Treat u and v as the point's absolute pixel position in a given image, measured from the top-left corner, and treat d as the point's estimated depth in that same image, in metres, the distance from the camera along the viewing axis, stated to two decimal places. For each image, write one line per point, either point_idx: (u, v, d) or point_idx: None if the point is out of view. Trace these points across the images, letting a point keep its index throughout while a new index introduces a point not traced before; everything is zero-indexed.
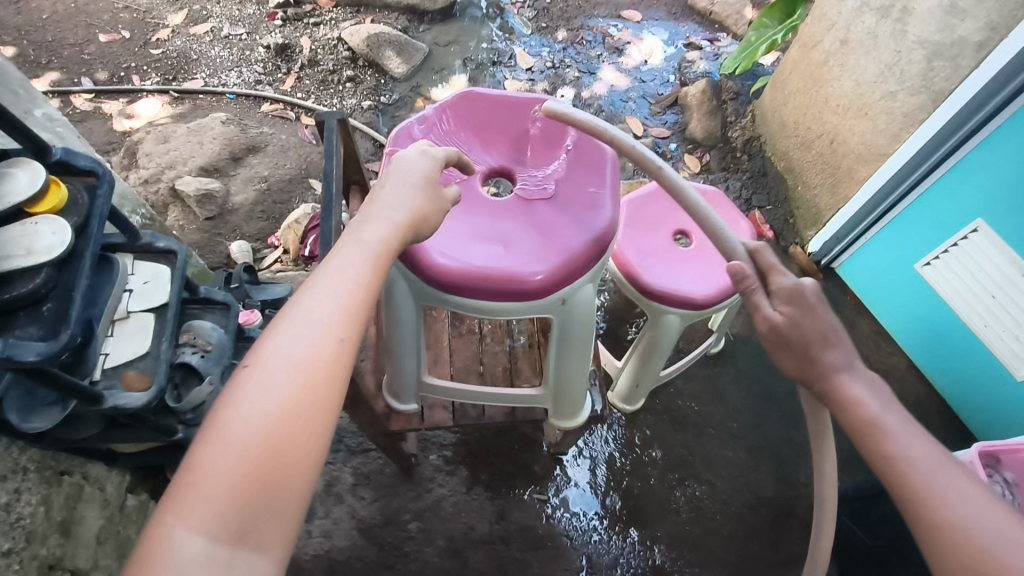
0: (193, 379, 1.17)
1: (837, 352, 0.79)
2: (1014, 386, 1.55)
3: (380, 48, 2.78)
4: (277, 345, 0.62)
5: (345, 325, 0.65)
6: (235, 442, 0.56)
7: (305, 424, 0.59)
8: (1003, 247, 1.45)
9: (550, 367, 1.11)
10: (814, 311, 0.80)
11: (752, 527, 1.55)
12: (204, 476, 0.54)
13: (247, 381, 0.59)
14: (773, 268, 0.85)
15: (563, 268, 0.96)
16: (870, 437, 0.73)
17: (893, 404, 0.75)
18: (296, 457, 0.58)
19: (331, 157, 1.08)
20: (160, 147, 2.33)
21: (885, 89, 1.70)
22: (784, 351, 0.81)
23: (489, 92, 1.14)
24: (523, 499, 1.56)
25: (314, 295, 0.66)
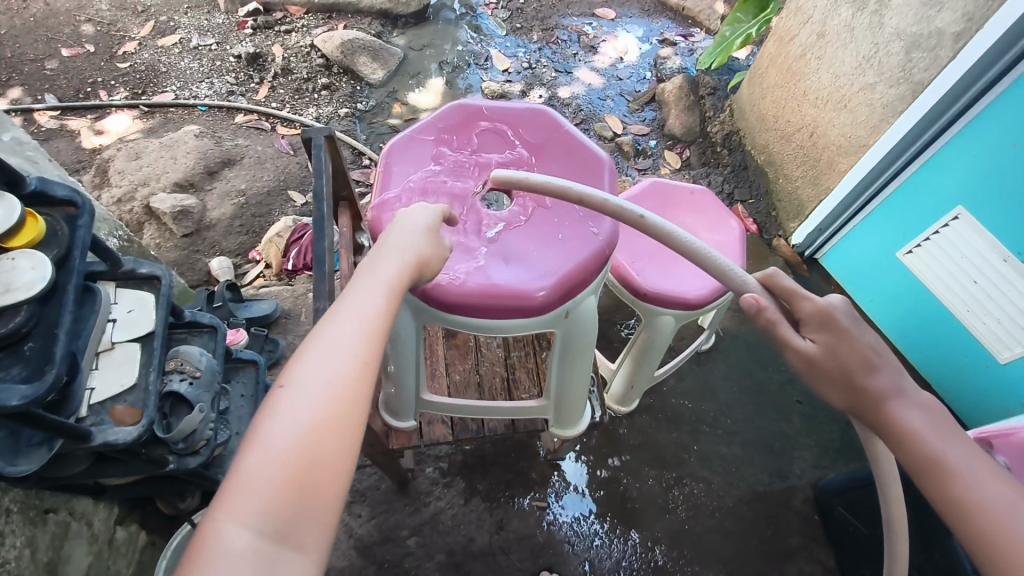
0: (183, 407, 1.16)
1: (884, 377, 0.77)
2: (997, 369, 1.57)
3: (355, 54, 2.75)
4: (310, 357, 0.62)
5: (374, 336, 0.66)
6: (274, 445, 0.56)
7: (338, 435, 0.59)
8: (984, 233, 1.47)
9: (553, 378, 1.11)
10: (848, 331, 0.78)
11: (749, 521, 1.56)
12: (246, 478, 0.55)
13: (285, 387, 0.60)
14: (794, 290, 0.82)
15: (566, 281, 0.94)
16: (935, 479, 0.70)
17: (952, 436, 0.73)
18: (332, 466, 0.58)
19: (318, 175, 1.06)
20: (132, 164, 2.28)
21: (863, 81, 1.72)
22: (825, 381, 0.78)
23: (485, 105, 1.15)
24: (522, 508, 1.55)
25: (341, 313, 0.67)
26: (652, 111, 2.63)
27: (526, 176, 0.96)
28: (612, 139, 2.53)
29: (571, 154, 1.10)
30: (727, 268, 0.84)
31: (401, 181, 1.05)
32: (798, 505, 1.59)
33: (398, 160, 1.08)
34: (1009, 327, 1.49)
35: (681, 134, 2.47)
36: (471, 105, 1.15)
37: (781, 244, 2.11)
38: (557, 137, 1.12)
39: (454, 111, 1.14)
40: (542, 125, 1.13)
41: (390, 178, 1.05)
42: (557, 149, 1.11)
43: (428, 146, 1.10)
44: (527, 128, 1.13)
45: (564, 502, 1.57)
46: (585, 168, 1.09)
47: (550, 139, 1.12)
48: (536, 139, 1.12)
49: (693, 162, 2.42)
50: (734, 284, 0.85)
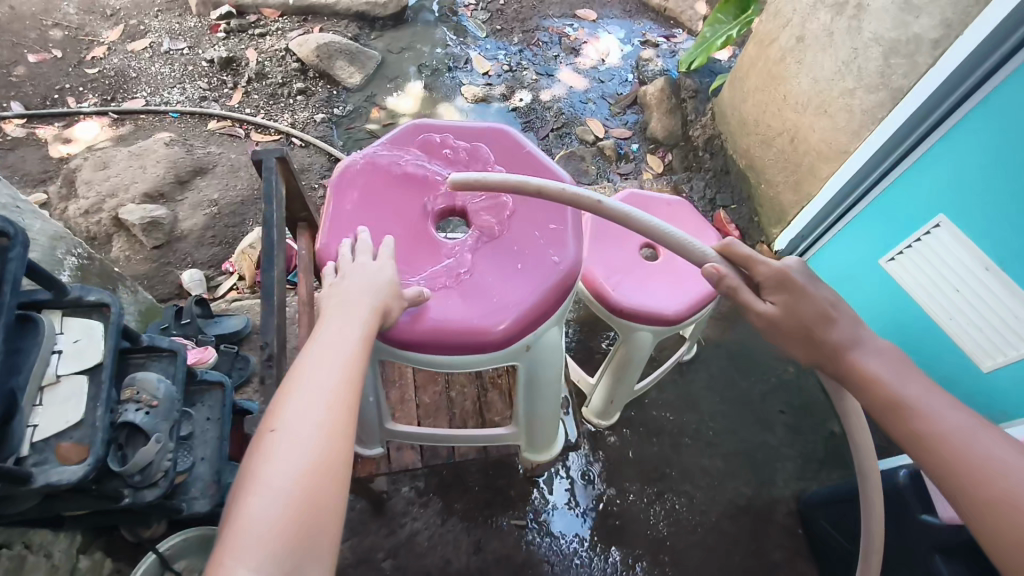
0: (140, 438, 1.11)
1: (844, 331, 0.88)
2: (977, 380, 1.50)
3: (331, 58, 2.69)
4: (294, 408, 0.70)
5: (347, 385, 0.74)
6: (274, 493, 0.64)
7: (328, 477, 0.67)
8: (965, 241, 1.44)
9: (522, 406, 1.09)
10: (805, 290, 0.90)
11: (732, 536, 1.54)
12: (250, 526, 0.62)
13: (275, 444, 0.68)
14: (751, 257, 0.94)
15: (525, 316, 0.93)
16: (896, 414, 0.81)
17: (908, 375, 0.84)
18: (327, 506, 0.66)
19: (270, 202, 1.02)
20: (100, 174, 2.22)
21: (843, 87, 1.70)
22: (791, 338, 0.90)
23: (442, 125, 1.13)
24: (500, 527, 1.51)
25: (320, 364, 0.75)
26: (634, 115, 2.60)
27: (481, 176, 0.98)
28: (594, 143, 2.50)
29: (532, 175, 1.09)
30: (689, 242, 0.94)
31: (356, 207, 1.03)
32: (781, 518, 1.57)
33: (350, 182, 1.06)
34: (991, 336, 1.43)
35: (663, 138, 2.45)
36: (428, 125, 1.14)
37: (764, 250, 2.09)
38: (517, 157, 1.11)
39: (413, 132, 1.13)
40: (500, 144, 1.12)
41: (345, 204, 1.03)
42: (519, 170, 1.09)
43: (387, 168, 1.08)
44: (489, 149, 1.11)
45: (555, 520, 1.54)
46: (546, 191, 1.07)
47: (512, 160, 1.10)
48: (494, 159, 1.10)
49: (675, 166, 2.40)
50: (695, 257, 0.95)
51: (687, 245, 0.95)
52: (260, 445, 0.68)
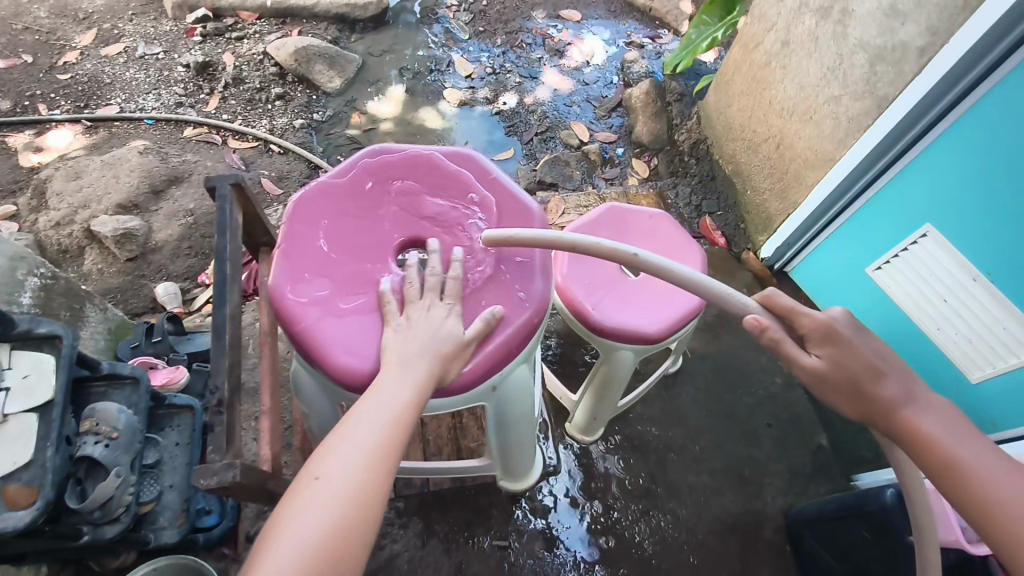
0: (100, 471, 1.06)
1: (894, 386, 0.84)
2: (968, 388, 1.49)
3: (310, 62, 2.63)
4: (339, 460, 0.77)
5: (388, 448, 0.80)
6: (303, 538, 0.71)
7: (354, 534, 0.73)
8: (952, 251, 1.42)
9: (494, 435, 1.11)
10: (852, 342, 0.85)
11: (718, 554, 1.51)
12: (277, 564, 0.69)
13: (315, 491, 0.74)
14: (795, 308, 0.89)
15: (488, 359, 0.93)
16: (952, 477, 0.80)
17: (967, 437, 0.82)
18: (346, 559, 0.71)
19: (222, 233, 1.02)
20: (72, 184, 2.16)
21: (829, 93, 1.66)
22: (836, 391, 0.86)
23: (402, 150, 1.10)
24: (482, 548, 1.48)
25: (368, 419, 0.81)
26: (619, 118, 2.57)
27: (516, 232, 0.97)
28: (579, 147, 2.46)
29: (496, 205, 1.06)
30: (728, 294, 0.90)
31: (312, 241, 1.00)
32: (769, 535, 1.55)
33: (304, 214, 1.02)
34: (981, 347, 1.41)
35: (648, 142, 2.41)
36: (389, 150, 1.10)
37: (751, 257, 2.06)
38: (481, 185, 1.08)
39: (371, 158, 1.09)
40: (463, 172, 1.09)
41: (299, 239, 0.99)
42: (483, 198, 1.06)
43: (344, 199, 1.04)
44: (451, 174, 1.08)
45: (562, 541, 1.51)
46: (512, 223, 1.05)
47: (476, 187, 1.08)
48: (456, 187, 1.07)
49: (661, 171, 2.37)
50: (737, 307, 0.90)
51: (727, 296, 0.90)
52: (303, 487, 0.75)
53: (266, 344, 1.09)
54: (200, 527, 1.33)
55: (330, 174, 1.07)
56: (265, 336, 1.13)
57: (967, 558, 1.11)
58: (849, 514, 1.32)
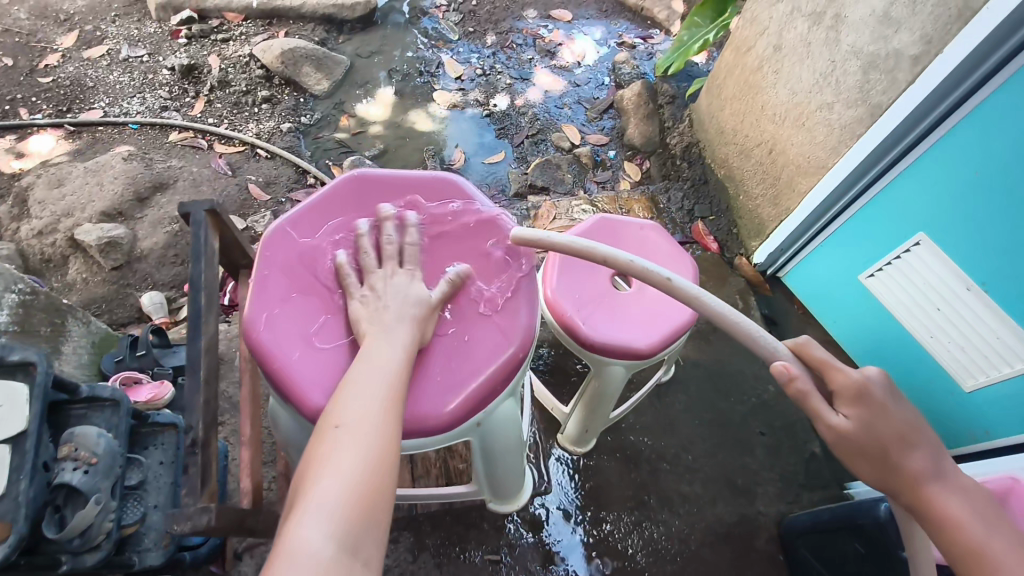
0: (79, 498, 1.03)
1: (923, 461, 0.84)
2: (962, 397, 1.48)
3: (297, 64, 2.59)
4: (354, 406, 0.79)
5: (393, 393, 0.82)
6: (338, 474, 0.71)
7: (385, 465, 0.74)
8: (947, 260, 1.40)
9: (482, 464, 1.10)
10: (884, 406, 0.85)
11: (712, 565, 1.50)
12: (316, 498, 0.69)
13: (338, 436, 0.75)
14: (827, 362, 0.88)
15: (470, 396, 0.91)
16: (977, 565, 0.79)
17: (992, 523, 0.82)
18: (381, 493, 0.72)
19: (196, 261, 1.00)
20: (54, 192, 2.12)
21: (821, 100, 1.64)
22: (861, 456, 0.85)
23: (384, 176, 1.08)
24: (473, 562, 1.46)
25: (372, 369, 0.83)
26: (610, 120, 2.55)
27: (549, 236, 1.00)
28: (570, 150, 2.44)
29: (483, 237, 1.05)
30: (759, 337, 0.88)
31: (288, 277, 0.97)
32: (763, 545, 1.53)
33: (281, 246, 0.99)
34: (974, 355, 1.40)
35: (640, 144, 2.39)
36: (371, 177, 1.08)
37: (743, 263, 2.05)
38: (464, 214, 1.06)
39: (353, 185, 1.07)
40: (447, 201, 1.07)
41: (274, 274, 0.97)
42: (463, 230, 1.05)
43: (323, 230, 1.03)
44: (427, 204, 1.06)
45: (555, 553, 1.49)
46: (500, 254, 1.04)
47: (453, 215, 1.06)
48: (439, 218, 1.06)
49: (653, 174, 2.35)
50: (765, 352, 0.89)
51: (759, 340, 0.89)
52: (326, 434, 0.76)
53: (247, 371, 1.12)
54: (186, 546, 1.26)
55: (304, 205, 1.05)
56: (245, 362, 1.12)
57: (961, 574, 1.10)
58: (839, 526, 1.32)
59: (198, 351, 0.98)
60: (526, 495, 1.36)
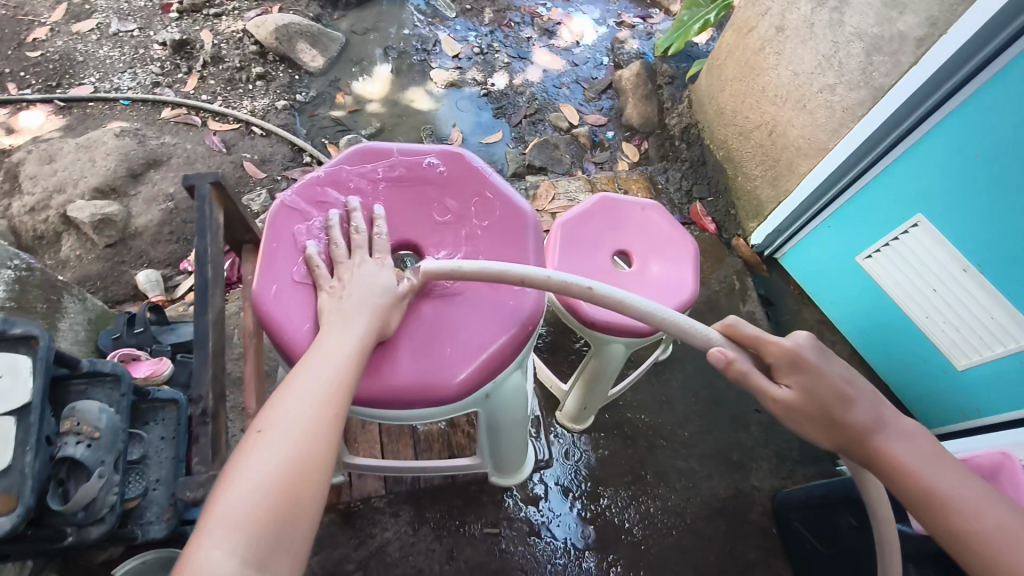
0: (82, 472, 1.03)
1: (864, 412, 0.84)
2: (955, 375, 1.52)
3: (292, 41, 2.55)
4: (285, 409, 0.75)
5: (333, 399, 0.78)
6: (255, 483, 0.68)
7: (311, 470, 0.72)
8: (944, 242, 1.42)
9: (484, 434, 1.13)
10: (819, 368, 0.87)
11: (707, 538, 1.53)
12: (226, 511, 0.66)
13: (262, 443, 0.72)
14: (757, 336, 0.91)
15: (479, 368, 0.91)
16: (932, 509, 0.77)
17: (939, 463, 0.80)
18: (302, 503, 0.69)
19: (202, 234, 1.00)
20: (45, 168, 2.09)
21: (823, 82, 1.64)
22: (807, 422, 0.85)
23: (388, 147, 1.06)
24: (473, 535, 1.48)
25: (311, 372, 0.80)
26: (609, 100, 2.54)
27: (457, 264, 0.92)
28: (568, 130, 2.43)
29: (496, 205, 1.03)
30: (691, 327, 0.90)
31: (298, 251, 0.97)
32: (757, 518, 1.56)
33: (289, 220, 0.99)
34: (968, 336, 1.43)
35: (639, 125, 2.40)
36: (377, 148, 1.06)
37: (741, 244, 2.06)
38: (475, 181, 1.05)
39: (360, 157, 1.05)
40: (452, 167, 1.05)
41: (284, 247, 0.96)
42: (473, 199, 1.04)
43: (331, 203, 1.02)
44: (442, 175, 1.05)
45: (551, 527, 1.52)
46: (511, 225, 1.03)
47: (463, 189, 1.04)
48: (448, 186, 1.05)
49: (651, 155, 2.35)
50: (700, 340, 0.91)
51: (689, 329, 0.91)
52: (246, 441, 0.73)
53: (251, 345, 1.13)
54: (189, 519, 1.32)
55: (309, 179, 1.02)
56: (250, 341, 1.14)
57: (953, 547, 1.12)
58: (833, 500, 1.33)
59: (208, 320, 1.01)
60: (530, 466, 1.43)
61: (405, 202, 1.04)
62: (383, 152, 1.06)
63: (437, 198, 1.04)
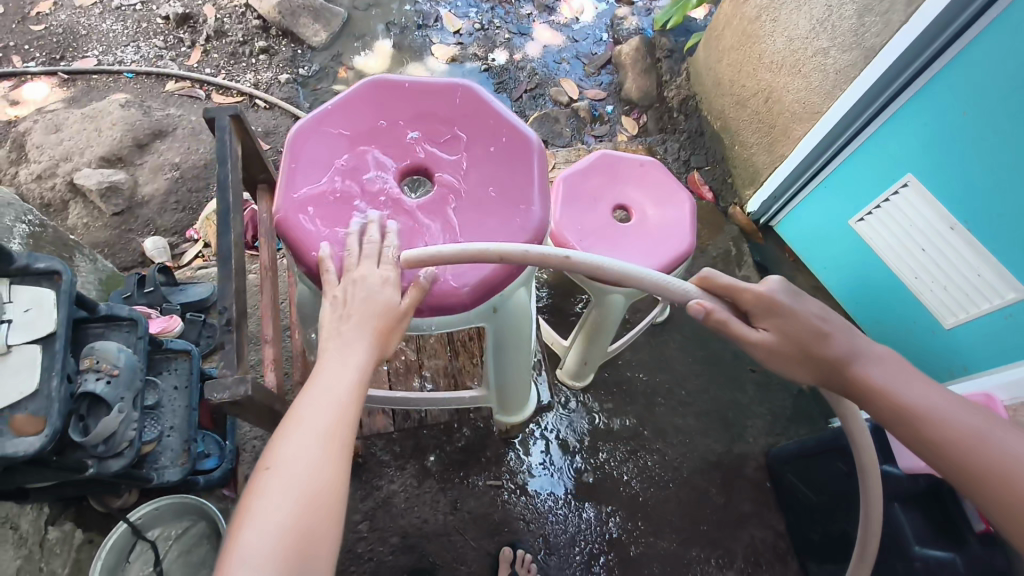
0: (102, 408, 1.08)
1: (843, 343, 0.83)
2: (943, 334, 1.54)
3: (295, 15, 2.57)
4: (293, 440, 0.73)
5: (340, 426, 0.77)
6: (273, 522, 0.66)
7: (325, 510, 0.70)
8: (933, 202, 1.46)
9: (490, 363, 1.18)
10: (792, 309, 0.84)
11: (703, 491, 1.58)
12: (246, 553, 0.64)
13: (274, 477, 0.70)
14: (732, 285, 0.87)
15: (484, 279, 0.93)
16: (909, 428, 0.79)
17: (912, 379, 0.81)
18: (322, 538, 0.68)
19: (223, 163, 1.08)
20: (52, 137, 2.12)
21: (817, 46, 1.68)
22: (789, 363, 0.84)
23: (400, 80, 1.08)
24: (476, 487, 1.52)
25: (313, 401, 0.78)
26: (608, 75, 2.57)
27: (436, 250, 0.87)
28: (569, 104, 2.47)
29: (503, 134, 1.04)
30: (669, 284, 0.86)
31: (313, 175, 0.99)
32: (752, 472, 1.61)
33: (305, 147, 1.01)
34: (956, 295, 1.46)
35: (637, 98, 2.43)
36: (390, 81, 1.08)
37: (737, 212, 2.11)
38: (483, 112, 1.06)
39: (372, 89, 1.07)
40: (462, 100, 1.07)
41: (303, 165, 0.99)
42: (480, 128, 1.05)
43: (345, 131, 1.03)
44: (452, 107, 1.06)
45: (550, 478, 1.57)
46: (516, 151, 1.03)
47: (473, 119, 1.05)
48: (460, 118, 1.06)
49: (650, 128, 2.39)
50: (676, 294, 0.87)
51: (667, 286, 0.86)
52: (256, 478, 0.70)
53: (268, 279, 1.14)
54: (201, 470, 1.39)
55: (329, 106, 1.05)
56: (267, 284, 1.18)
57: (936, 484, 1.17)
58: (823, 449, 1.38)
59: (224, 262, 1.05)
60: (531, 407, 1.49)
61: (415, 129, 1.04)
62: (396, 86, 1.07)
63: (446, 126, 1.05)
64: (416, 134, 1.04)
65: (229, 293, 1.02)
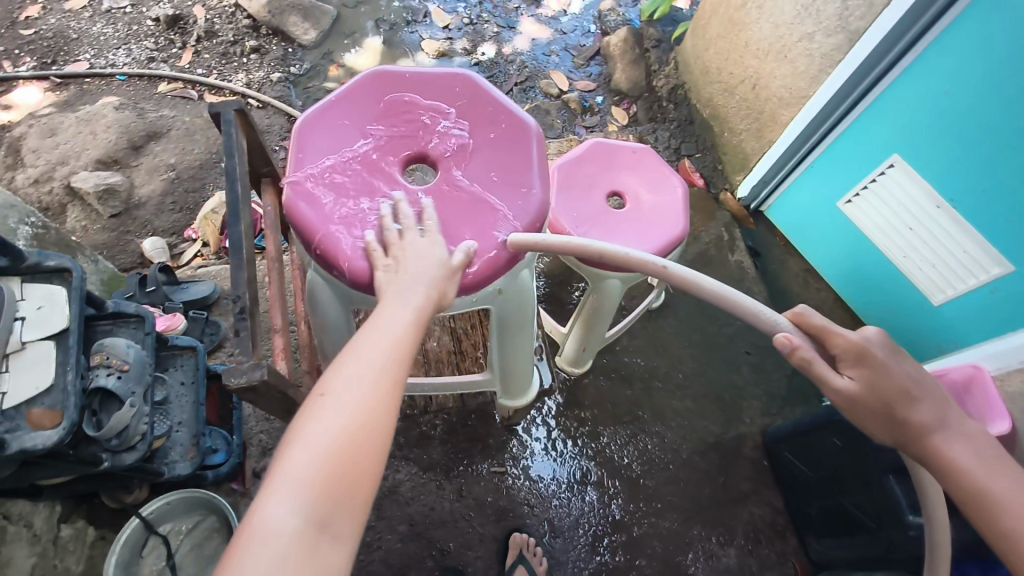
0: (114, 403, 1.10)
1: (927, 412, 0.81)
2: (931, 310, 1.58)
3: (284, 14, 2.59)
4: (345, 375, 0.74)
5: (395, 365, 0.77)
6: (319, 443, 0.68)
7: (372, 441, 0.70)
8: (919, 180, 1.50)
9: (495, 347, 1.22)
10: (886, 364, 0.83)
11: (703, 472, 1.61)
12: (291, 470, 0.65)
13: (324, 404, 0.71)
14: (827, 327, 0.86)
15: (494, 260, 0.96)
16: (976, 505, 0.77)
17: (998, 469, 0.78)
18: (365, 468, 0.68)
19: (230, 155, 1.10)
20: (47, 141, 2.13)
21: (802, 31, 1.71)
22: (869, 416, 0.83)
23: (401, 71, 1.11)
24: (480, 473, 1.56)
25: (371, 338, 0.79)
26: (597, 66, 2.59)
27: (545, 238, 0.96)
28: (559, 96, 2.49)
29: (501, 120, 1.08)
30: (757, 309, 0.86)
31: (320, 163, 1.01)
32: (750, 452, 1.65)
33: (311, 136, 1.04)
34: (942, 271, 1.50)
35: (628, 89, 2.45)
36: (391, 73, 1.11)
37: (729, 198, 2.14)
38: (482, 100, 1.09)
39: (375, 80, 1.10)
40: (460, 90, 1.10)
41: (310, 152, 1.02)
42: (479, 115, 1.08)
43: (348, 121, 1.06)
44: (452, 95, 1.09)
45: (552, 462, 1.60)
46: (515, 136, 1.07)
47: (471, 106, 1.09)
48: (458, 105, 1.09)
49: (640, 117, 2.41)
50: (767, 326, 0.87)
51: (757, 313, 0.87)
52: (308, 401, 0.72)
53: (274, 269, 1.16)
54: (208, 465, 1.41)
55: (332, 97, 1.08)
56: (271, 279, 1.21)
57: None
58: (817, 425, 1.41)
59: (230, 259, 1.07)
60: (535, 390, 1.52)
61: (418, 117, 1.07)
62: (397, 77, 1.11)
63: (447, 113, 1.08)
64: (418, 121, 1.06)
65: (241, 286, 1.04)
